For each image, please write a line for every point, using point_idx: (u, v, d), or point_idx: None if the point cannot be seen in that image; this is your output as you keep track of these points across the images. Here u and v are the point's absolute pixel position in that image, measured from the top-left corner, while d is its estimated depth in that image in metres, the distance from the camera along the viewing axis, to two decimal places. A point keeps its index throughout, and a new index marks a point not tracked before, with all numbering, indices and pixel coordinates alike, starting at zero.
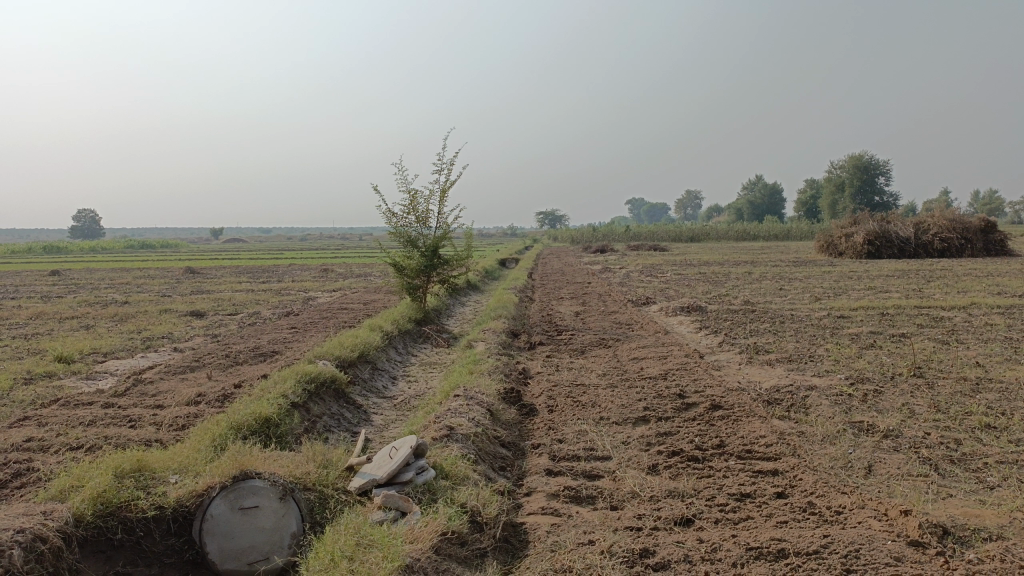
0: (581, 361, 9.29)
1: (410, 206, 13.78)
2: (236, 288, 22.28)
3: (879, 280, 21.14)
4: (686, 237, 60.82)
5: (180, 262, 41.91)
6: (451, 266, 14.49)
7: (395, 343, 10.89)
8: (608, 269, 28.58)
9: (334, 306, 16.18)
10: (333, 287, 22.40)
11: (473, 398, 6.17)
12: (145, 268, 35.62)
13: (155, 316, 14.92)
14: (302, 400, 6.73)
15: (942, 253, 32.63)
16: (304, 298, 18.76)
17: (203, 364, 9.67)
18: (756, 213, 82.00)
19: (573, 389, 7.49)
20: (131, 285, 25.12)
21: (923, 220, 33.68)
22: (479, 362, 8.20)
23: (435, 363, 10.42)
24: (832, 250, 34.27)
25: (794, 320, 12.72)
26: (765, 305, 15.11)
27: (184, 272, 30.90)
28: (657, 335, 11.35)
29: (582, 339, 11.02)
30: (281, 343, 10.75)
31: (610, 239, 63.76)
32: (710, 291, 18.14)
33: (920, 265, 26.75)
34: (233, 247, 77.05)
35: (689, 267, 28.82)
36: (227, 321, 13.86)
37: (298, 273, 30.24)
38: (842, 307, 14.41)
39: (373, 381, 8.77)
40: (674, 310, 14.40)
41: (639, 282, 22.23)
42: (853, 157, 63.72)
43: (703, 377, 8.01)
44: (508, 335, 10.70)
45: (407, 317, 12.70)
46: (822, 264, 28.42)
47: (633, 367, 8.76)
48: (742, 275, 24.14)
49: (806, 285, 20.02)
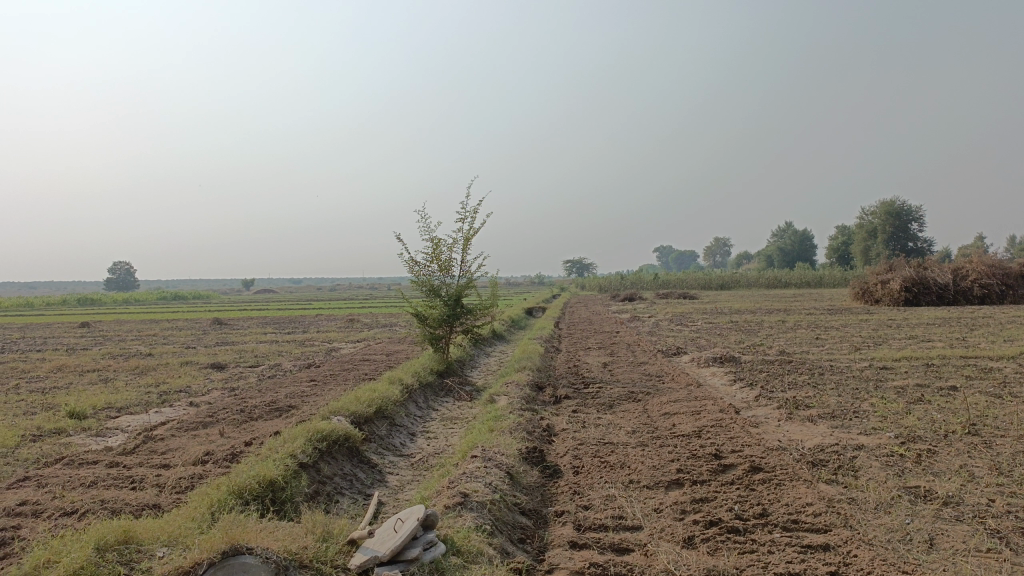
0: (609, 416, 8.82)
1: (433, 255, 13.53)
2: (261, 340, 22.13)
3: (919, 328, 20.36)
4: (716, 284, 60.06)
5: (209, 313, 42.16)
6: (475, 316, 14.15)
7: (415, 396, 10.51)
8: (637, 318, 28.05)
9: (356, 357, 15.87)
10: (357, 338, 22.15)
11: (492, 459, 5.75)
12: (173, 320, 35.80)
13: (176, 368, 14.72)
14: (312, 459, 6.36)
15: (983, 300, 31.64)
16: (327, 349, 18.50)
17: (216, 420, 9.36)
18: (786, 260, 80.98)
19: (601, 448, 7.04)
20: (158, 336, 25.14)
21: (961, 266, 32.78)
22: (501, 418, 7.79)
23: (457, 417, 10.01)
24: (867, 297, 33.40)
25: (833, 371, 12.12)
26: (801, 355, 14.51)
27: (211, 323, 31.02)
28: (689, 388, 10.83)
29: (610, 391, 10.54)
30: (298, 397, 10.42)
31: (639, 287, 63.16)
32: (743, 341, 17.57)
33: (960, 312, 25.84)
34: (263, 298, 77.64)
35: (720, 316, 28.18)
36: (247, 374, 13.59)
37: (324, 323, 30.11)
38: (883, 357, 13.76)
39: (390, 438, 8.38)
40: (706, 361, 13.87)
41: (669, 331, 21.66)
42: (885, 203, 62.86)
43: (740, 435, 7.50)
44: (532, 388, 10.27)
45: (429, 369, 12.33)
46: (858, 312, 27.63)
47: (665, 423, 8.26)
48: (774, 323, 23.49)
49: (842, 333, 19.34)
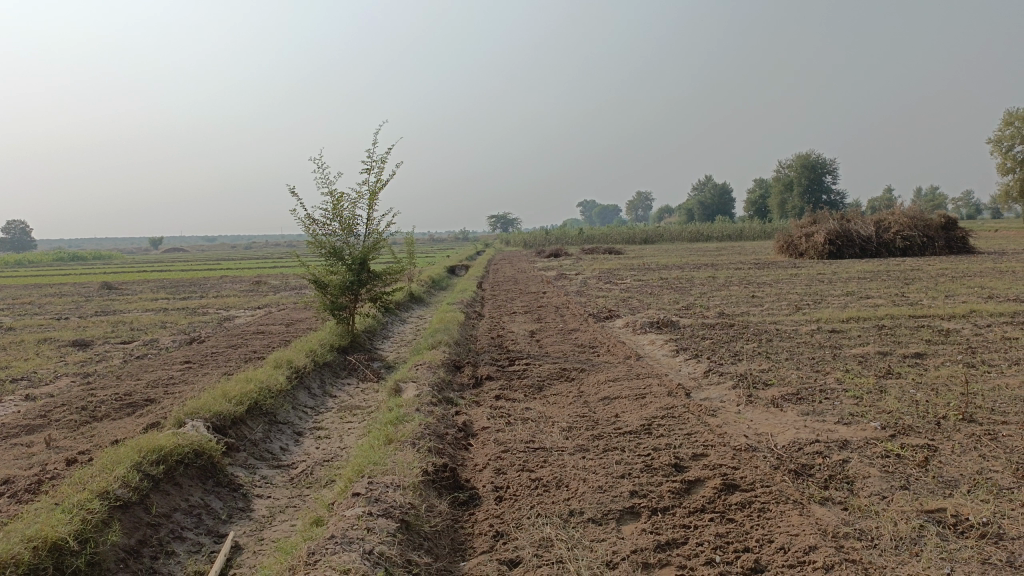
0: (537, 405, 7.33)
1: (334, 211, 11.66)
2: (148, 308, 19.76)
3: (853, 284, 19.62)
4: (640, 238, 59.55)
5: (102, 276, 38.94)
6: (383, 281, 12.38)
7: (307, 382, 8.79)
8: (563, 275, 26.80)
9: (249, 329, 13.91)
10: (258, 303, 20.09)
11: (381, 499, 4.15)
12: (58, 283, 32.67)
13: (28, 347, 12.47)
14: (133, 497, 4.66)
15: (904, 253, 31.74)
16: (220, 319, 16.43)
17: (46, 423, 7.42)
18: (706, 213, 81.47)
19: (529, 457, 5.53)
20: (32, 305, 22.39)
21: (882, 218, 32.82)
22: (404, 417, 6.18)
23: (357, 406, 8.35)
24: (792, 251, 33.06)
25: (783, 336, 10.99)
26: (742, 317, 13.40)
27: (101, 287, 28.27)
28: (627, 362, 9.46)
29: (539, 370, 9.06)
30: (163, 388, 8.55)
31: (564, 242, 62.15)
32: (677, 301, 16.44)
33: (886, 265, 25.53)
34: (173, 258, 73.38)
35: (648, 272, 27.24)
36: (113, 353, 11.54)
37: (227, 286, 27.69)
38: (829, 319, 12.70)
39: (267, 443, 6.69)
40: (642, 327, 12.53)
41: (598, 290, 20.41)
42: (802, 157, 63.42)
43: (699, 431, 6.11)
44: (447, 370, 8.67)
45: (329, 345, 10.59)
46: (786, 267, 27.03)
47: (605, 414, 6.83)
48: (705, 280, 22.60)
49: (778, 290, 18.49)
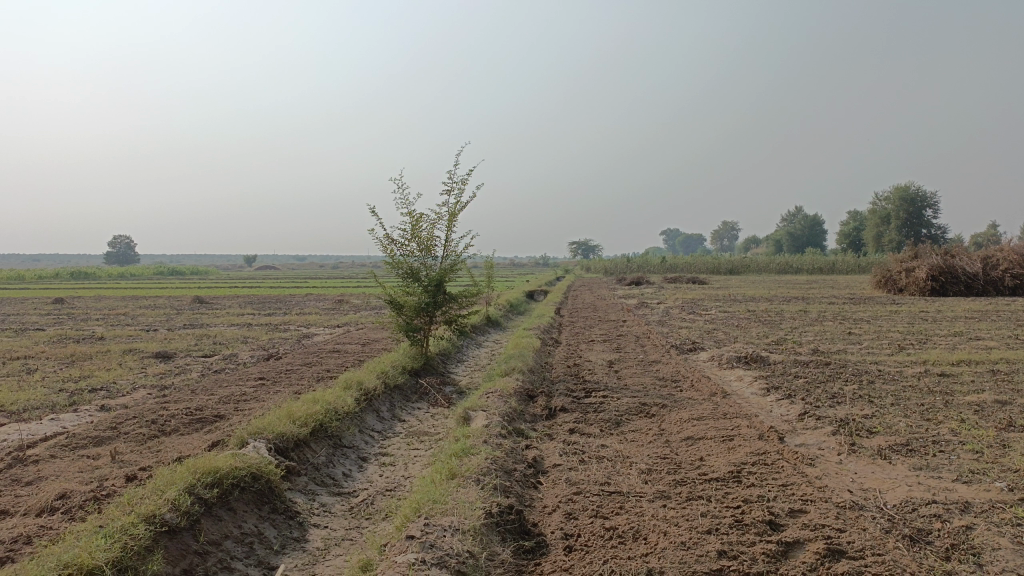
0: (614, 442, 6.83)
1: (412, 231, 11.50)
2: (232, 322, 20.16)
3: (960, 324, 18.23)
4: (725, 268, 57.90)
5: (195, 290, 40.36)
6: (459, 304, 12.11)
7: (376, 405, 8.53)
8: (645, 304, 26.09)
9: (325, 347, 13.88)
10: (338, 322, 20.21)
11: (437, 545, 3.75)
12: (154, 296, 33.96)
13: (113, 357, 12.75)
14: (182, 522, 4.43)
15: (1015, 292, 29.58)
16: (299, 336, 16.52)
17: (116, 435, 7.39)
18: (795, 245, 78.77)
19: (604, 502, 5.05)
20: (126, 316, 23.22)
21: (990, 254, 30.72)
22: (471, 449, 5.79)
23: (425, 432, 8.02)
24: (890, 286, 31.26)
25: (886, 378, 10.12)
26: (838, 355, 12.50)
27: (192, 301, 29.21)
28: (713, 399, 8.82)
29: (617, 403, 8.54)
30: (232, 404, 8.45)
31: (645, 271, 61.09)
32: (766, 336, 15.58)
33: (995, 305, 23.75)
34: (264, 275, 75.84)
35: (733, 303, 26.21)
36: (191, 367, 11.64)
37: (310, 304, 28.13)
38: (936, 361, 11.68)
39: (329, 468, 6.42)
40: (729, 361, 11.82)
41: (681, 321, 19.63)
42: (899, 188, 60.54)
43: (795, 483, 5.49)
44: (520, 399, 8.25)
45: (401, 368, 10.35)
46: (883, 303, 25.52)
47: (689, 456, 6.27)
48: (795, 314, 21.48)
49: (877, 328, 17.33)
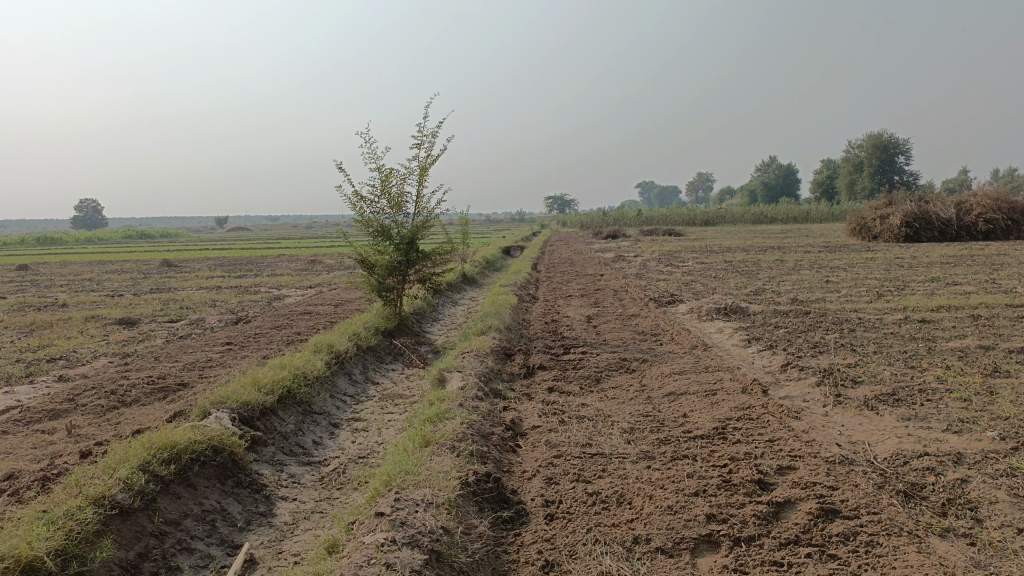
0: (594, 400, 6.60)
1: (381, 187, 11.08)
2: (201, 286, 19.64)
3: (936, 269, 18.22)
4: (700, 219, 57.82)
5: (164, 253, 39.46)
6: (433, 261, 11.77)
7: (347, 369, 8.22)
8: (622, 257, 25.89)
9: (296, 309, 13.50)
10: (310, 283, 19.78)
11: (408, 522, 3.50)
12: (121, 261, 33.14)
13: (74, 325, 12.29)
14: (136, 503, 4.13)
15: (987, 237, 29.74)
16: (270, 298, 16.10)
17: (72, 407, 7.04)
18: (770, 194, 78.85)
19: (586, 465, 4.81)
20: (90, 282, 22.57)
21: (964, 199, 30.80)
22: (445, 413, 5.52)
23: (399, 395, 7.75)
24: (864, 233, 31.28)
25: (867, 327, 9.99)
26: (818, 304, 12.37)
27: (161, 264, 28.52)
28: (694, 352, 8.62)
29: (596, 360, 8.31)
30: (197, 371, 8.11)
31: (621, 224, 60.86)
32: (745, 286, 15.43)
33: (969, 250, 23.83)
34: (237, 236, 74.61)
35: (710, 255, 26.08)
36: (156, 333, 11.23)
37: (282, 265, 27.60)
38: (916, 308, 11.57)
39: (298, 436, 6.13)
40: (708, 313, 11.63)
41: (659, 273, 19.47)
42: (872, 135, 60.51)
43: (783, 439, 5.30)
44: (496, 358, 8.00)
45: (374, 328, 10.03)
46: (859, 250, 25.51)
47: (672, 413, 6.06)
48: (773, 264, 21.40)
49: (854, 276, 17.26)
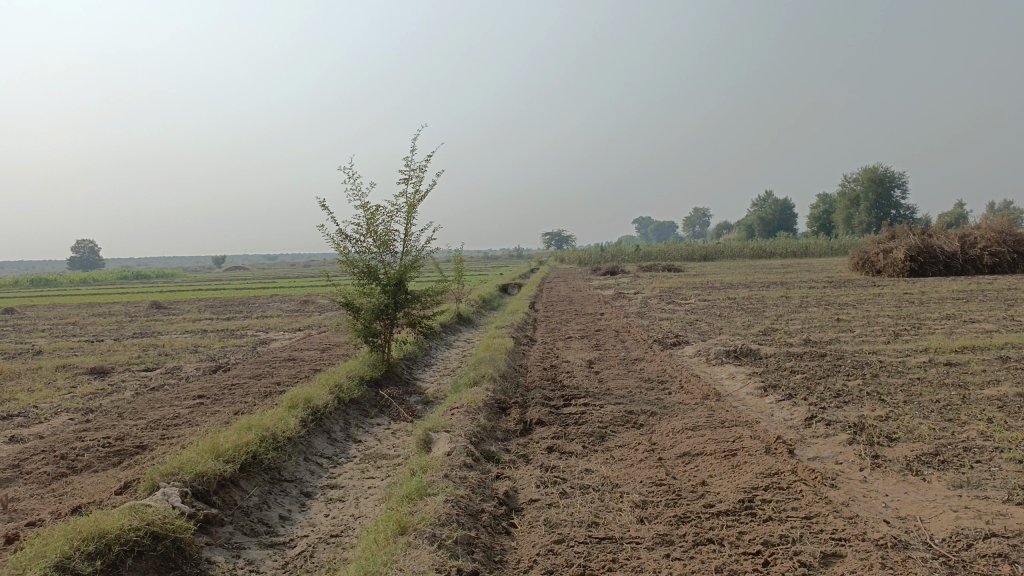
0: (599, 464, 5.84)
1: (367, 226, 10.43)
2: (185, 329, 18.86)
3: (949, 306, 17.52)
4: (699, 255, 57.25)
5: (153, 295, 38.62)
6: (423, 304, 11.07)
7: (326, 426, 7.46)
8: (622, 295, 25.22)
9: (279, 355, 12.75)
10: (299, 325, 19.05)
11: None
12: (108, 303, 32.33)
13: (41, 375, 11.51)
14: None
15: (993, 270, 29.15)
16: (255, 342, 15.36)
17: (13, 475, 6.26)
18: (767, 229, 78.53)
19: (593, 554, 4.05)
20: (72, 326, 21.78)
21: (968, 232, 30.26)
22: (428, 487, 4.76)
23: (383, 456, 6.98)
24: (868, 268, 30.65)
25: (890, 371, 9.26)
26: (833, 345, 11.65)
27: (149, 306, 27.75)
28: (706, 403, 7.88)
29: (600, 413, 7.56)
30: (160, 431, 7.34)
31: (620, 260, 60.33)
32: (752, 325, 14.72)
33: (978, 284, 23.21)
34: (233, 275, 73.72)
35: (712, 291, 25.40)
36: (126, 384, 10.47)
37: (273, 306, 26.88)
38: (938, 349, 10.86)
39: (262, 511, 5.37)
40: (717, 357, 10.90)
41: (661, 312, 18.77)
42: (868, 170, 60.35)
43: (821, 516, 4.55)
44: (490, 413, 7.26)
45: (359, 378, 9.29)
46: (865, 286, 24.87)
47: (689, 481, 5.30)
48: (778, 300, 20.74)
49: (866, 313, 16.57)
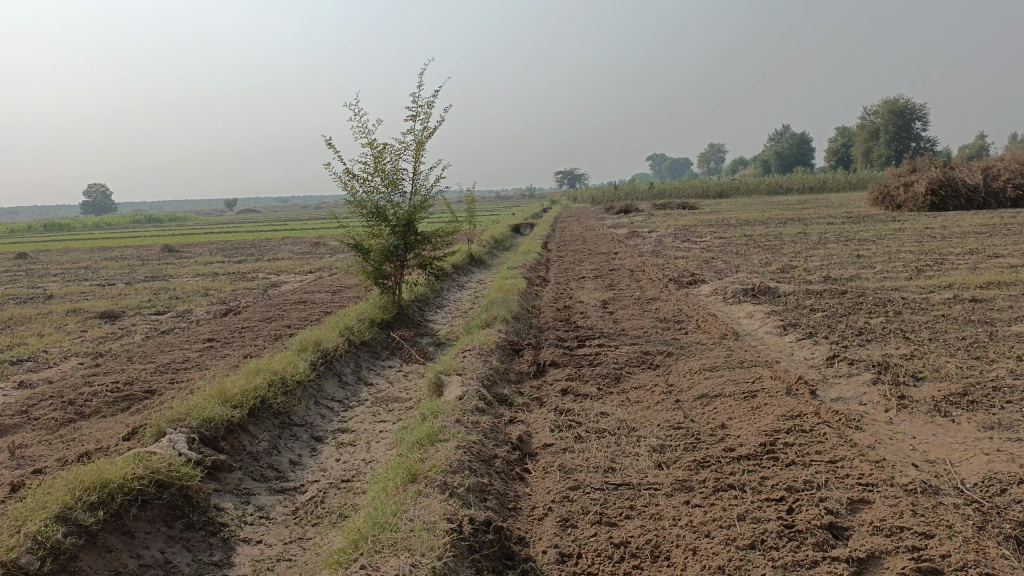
0: (615, 407, 5.69)
1: (375, 165, 10.15)
2: (197, 273, 18.78)
3: (972, 240, 17.07)
4: (714, 191, 56.42)
5: (166, 238, 38.58)
6: (433, 244, 10.85)
7: (336, 369, 7.35)
8: (636, 233, 24.88)
9: (290, 298, 12.64)
10: (310, 267, 18.92)
11: None
12: (121, 247, 32.31)
13: (53, 319, 11.47)
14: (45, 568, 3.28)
15: (1017, 203, 28.49)
16: (266, 285, 15.27)
17: (22, 421, 6.20)
18: (784, 164, 77.20)
19: (610, 501, 3.91)
20: (85, 270, 21.77)
21: (991, 164, 29.48)
22: (439, 433, 4.62)
23: (395, 398, 6.87)
24: (887, 203, 30.03)
25: (914, 308, 9.00)
26: (854, 282, 11.37)
27: (161, 249, 27.72)
28: (723, 343, 7.68)
29: (615, 354, 7.39)
30: (169, 376, 7.25)
31: (633, 198, 59.65)
32: (770, 263, 14.43)
33: (1001, 218, 22.69)
34: (245, 218, 73.60)
35: (728, 228, 25.01)
36: (137, 328, 10.39)
37: (284, 248, 26.75)
38: (962, 285, 10.56)
39: (272, 457, 5.27)
40: (735, 295, 10.66)
41: (676, 250, 18.49)
42: (888, 102, 58.82)
43: (847, 460, 4.38)
44: (502, 355, 7.10)
45: (369, 320, 9.15)
46: (884, 221, 24.38)
47: (708, 424, 5.13)
48: (795, 237, 20.36)
49: (886, 249, 16.21)
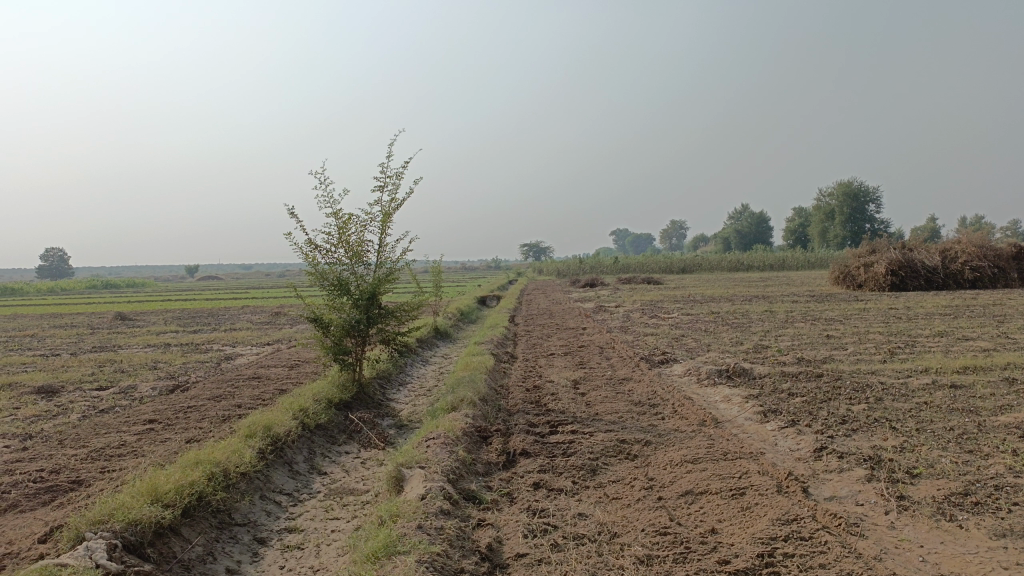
0: (592, 506, 5.18)
1: (339, 236, 9.74)
2: (147, 344, 17.90)
3: (938, 322, 17.10)
4: (677, 267, 56.96)
5: (120, 306, 37.32)
6: (397, 319, 10.38)
7: (287, 457, 6.73)
8: (603, 308, 24.62)
9: (244, 374, 11.95)
10: (268, 339, 18.20)
11: None
12: (71, 314, 31.09)
13: None
14: None
15: (974, 285, 29.02)
16: (220, 358, 14.54)
17: None
18: (745, 242, 78.70)
19: None
20: (28, 339, 20.68)
21: (948, 246, 30.12)
22: (398, 542, 4.08)
23: (350, 491, 6.27)
24: (848, 282, 30.38)
25: (895, 394, 8.71)
26: (828, 365, 11.11)
27: (113, 318, 26.66)
28: (702, 431, 7.26)
29: (590, 441, 6.91)
30: (100, 464, 6.55)
31: (598, 272, 59.98)
32: (741, 342, 14.18)
33: (962, 299, 22.98)
34: (206, 285, 72.24)
35: (694, 305, 24.93)
36: (74, 406, 9.62)
37: (242, 318, 25.96)
38: (939, 369, 10.35)
39: (207, 565, 4.64)
40: (710, 377, 10.30)
41: (644, 326, 18.21)
42: (843, 184, 60.66)
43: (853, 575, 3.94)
44: (469, 444, 6.58)
45: (326, 400, 8.57)
46: (848, 300, 24.54)
47: (696, 529, 4.65)
48: (763, 315, 20.26)
49: (855, 329, 16.11)
